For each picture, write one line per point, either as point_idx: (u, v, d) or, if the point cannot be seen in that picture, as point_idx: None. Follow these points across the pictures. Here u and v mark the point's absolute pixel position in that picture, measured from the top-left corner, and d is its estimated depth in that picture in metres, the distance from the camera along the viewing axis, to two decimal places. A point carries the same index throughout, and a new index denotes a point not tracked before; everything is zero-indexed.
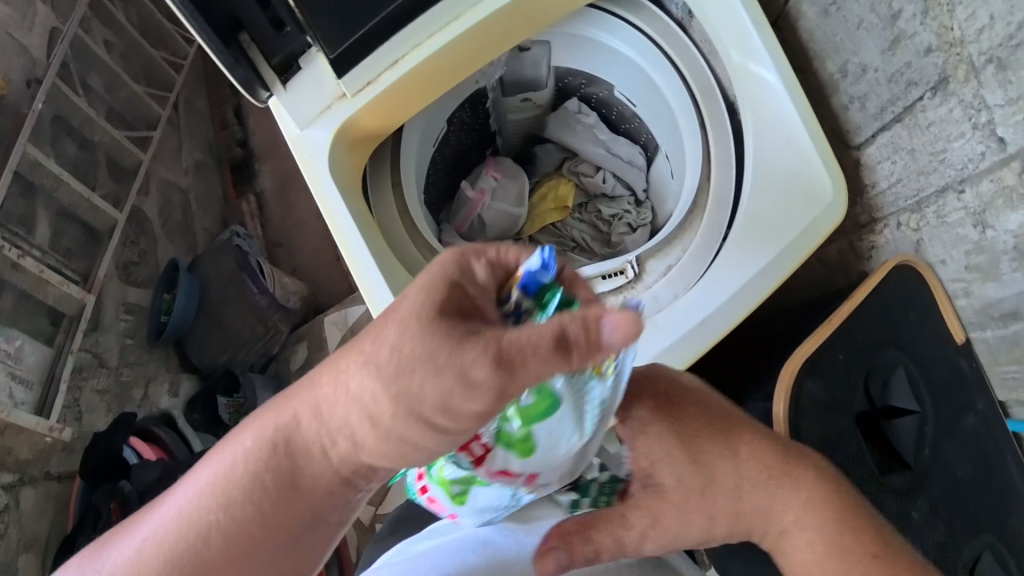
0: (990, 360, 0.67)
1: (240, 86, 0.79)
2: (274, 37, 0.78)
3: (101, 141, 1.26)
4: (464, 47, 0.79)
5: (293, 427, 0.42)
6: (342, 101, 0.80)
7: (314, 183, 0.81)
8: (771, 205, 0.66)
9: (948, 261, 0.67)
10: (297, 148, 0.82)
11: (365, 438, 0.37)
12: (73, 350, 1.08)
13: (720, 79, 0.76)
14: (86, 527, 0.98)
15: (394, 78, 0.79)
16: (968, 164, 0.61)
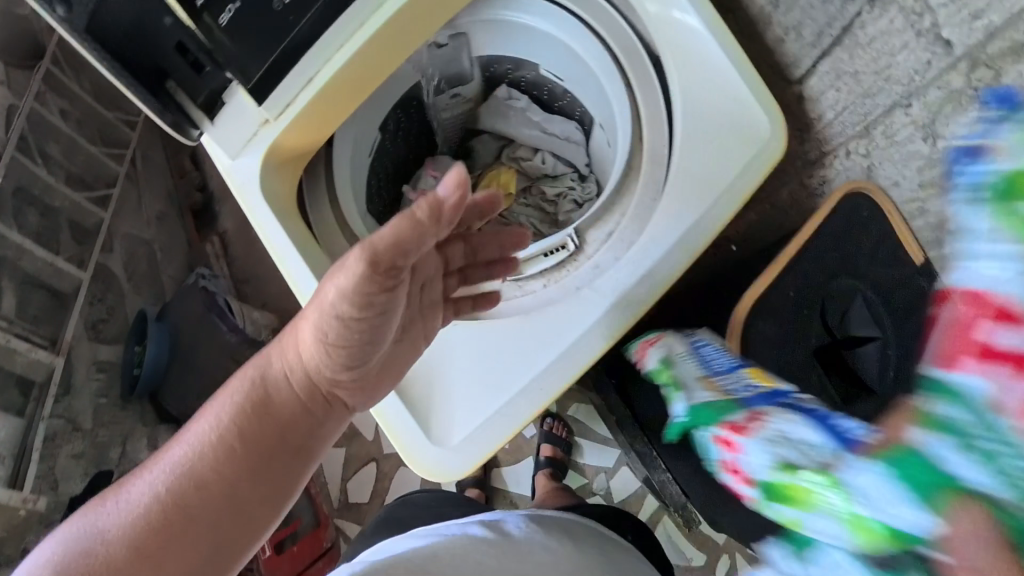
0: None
1: (168, 128, 0.74)
2: (193, 76, 0.70)
3: (63, 207, 1.24)
4: (378, 49, 0.72)
5: (267, 365, 0.61)
6: (266, 126, 0.74)
7: (252, 212, 0.76)
8: (709, 149, 0.63)
9: (901, 180, 0.61)
10: (230, 178, 0.76)
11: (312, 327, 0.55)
12: (45, 418, 1.06)
13: (643, 36, 0.71)
14: None
15: (309, 95, 0.71)
16: (916, 76, 0.55)
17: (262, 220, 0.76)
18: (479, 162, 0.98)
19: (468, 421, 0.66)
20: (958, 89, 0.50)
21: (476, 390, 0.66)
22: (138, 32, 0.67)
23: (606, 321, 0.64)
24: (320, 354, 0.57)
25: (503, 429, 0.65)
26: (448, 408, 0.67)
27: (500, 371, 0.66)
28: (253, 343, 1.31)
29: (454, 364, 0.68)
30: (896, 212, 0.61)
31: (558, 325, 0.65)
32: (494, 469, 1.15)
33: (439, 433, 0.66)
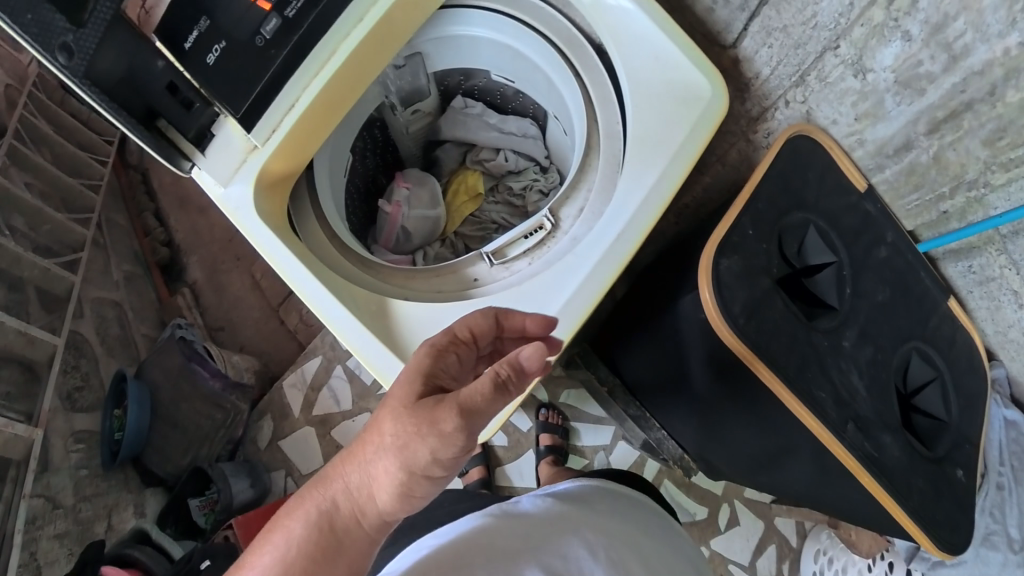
0: (892, 194, 0.74)
1: (159, 158, 0.73)
2: (183, 113, 0.71)
3: (31, 276, 1.23)
4: (350, 70, 0.72)
5: (331, 508, 0.45)
6: (253, 153, 0.74)
7: (250, 234, 0.75)
8: (655, 115, 0.67)
9: (838, 118, 0.69)
10: (224, 205, 0.76)
11: (392, 482, 0.43)
12: (26, 496, 1.00)
13: (580, 27, 0.76)
14: None
15: (293, 120, 0.72)
16: (841, 19, 0.60)
17: (261, 238, 0.74)
18: (445, 169, 0.99)
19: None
20: (880, 23, 0.58)
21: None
22: (133, 78, 0.66)
23: (591, 282, 0.65)
24: (406, 500, 0.44)
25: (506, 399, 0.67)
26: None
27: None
28: (238, 387, 1.26)
29: None
30: (838, 146, 0.71)
31: (546, 293, 0.66)
32: (495, 467, 1.12)
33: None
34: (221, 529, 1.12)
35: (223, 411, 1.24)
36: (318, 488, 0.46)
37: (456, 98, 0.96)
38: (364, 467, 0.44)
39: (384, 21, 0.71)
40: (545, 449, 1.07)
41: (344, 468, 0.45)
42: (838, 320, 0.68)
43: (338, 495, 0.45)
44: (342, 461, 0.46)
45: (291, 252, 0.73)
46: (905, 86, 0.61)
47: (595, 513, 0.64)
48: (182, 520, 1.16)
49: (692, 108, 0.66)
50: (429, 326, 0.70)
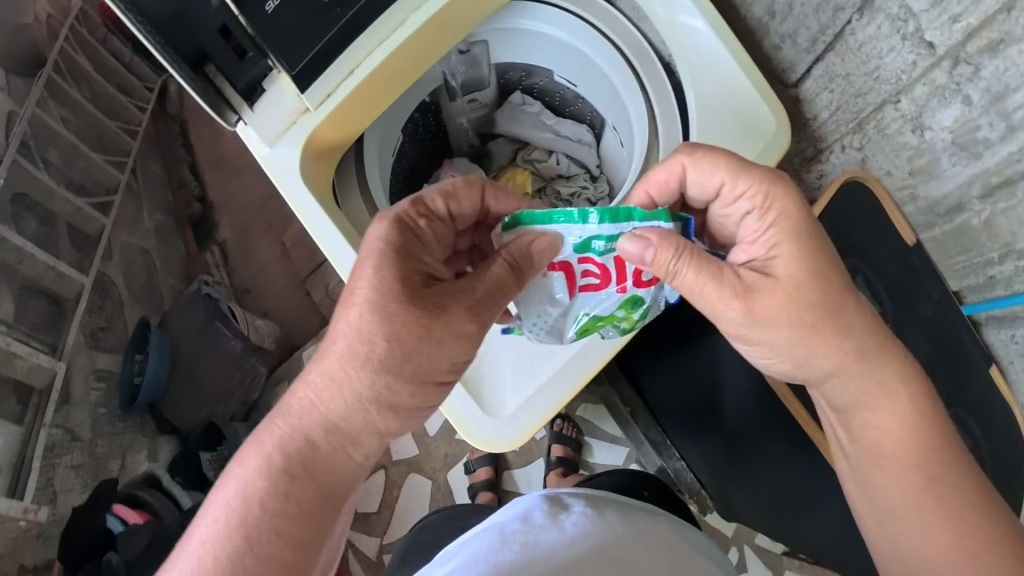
0: (938, 250, 0.74)
1: (207, 108, 0.73)
2: (235, 62, 0.70)
3: (63, 212, 1.26)
4: (415, 45, 0.76)
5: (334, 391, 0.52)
6: (304, 115, 0.75)
7: (289, 197, 0.76)
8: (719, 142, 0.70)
9: (892, 169, 0.73)
10: (267, 166, 0.77)
11: (381, 386, 0.51)
12: (46, 425, 1.03)
13: (651, 40, 0.79)
14: None
15: (351, 86, 0.74)
16: (902, 75, 0.64)
17: (301, 202, 0.76)
18: (495, 163, 1.03)
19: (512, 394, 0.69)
20: (942, 84, 0.60)
21: (518, 365, 0.70)
22: (185, 14, 0.66)
23: None
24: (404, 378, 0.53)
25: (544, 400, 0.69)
26: (496, 381, 0.70)
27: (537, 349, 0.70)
28: (257, 351, 1.31)
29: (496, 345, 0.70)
30: (891, 198, 0.74)
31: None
32: (504, 471, 1.17)
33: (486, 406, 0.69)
34: None
35: (242, 372, 1.30)
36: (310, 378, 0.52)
37: (515, 93, 0.99)
38: (358, 353, 0.51)
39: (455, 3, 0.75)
40: (555, 460, 1.10)
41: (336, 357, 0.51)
42: None
43: (334, 381, 0.52)
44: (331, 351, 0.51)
45: (332, 224, 0.75)
46: (963, 148, 0.62)
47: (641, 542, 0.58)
48: (191, 472, 1.20)
49: (757, 136, 0.69)
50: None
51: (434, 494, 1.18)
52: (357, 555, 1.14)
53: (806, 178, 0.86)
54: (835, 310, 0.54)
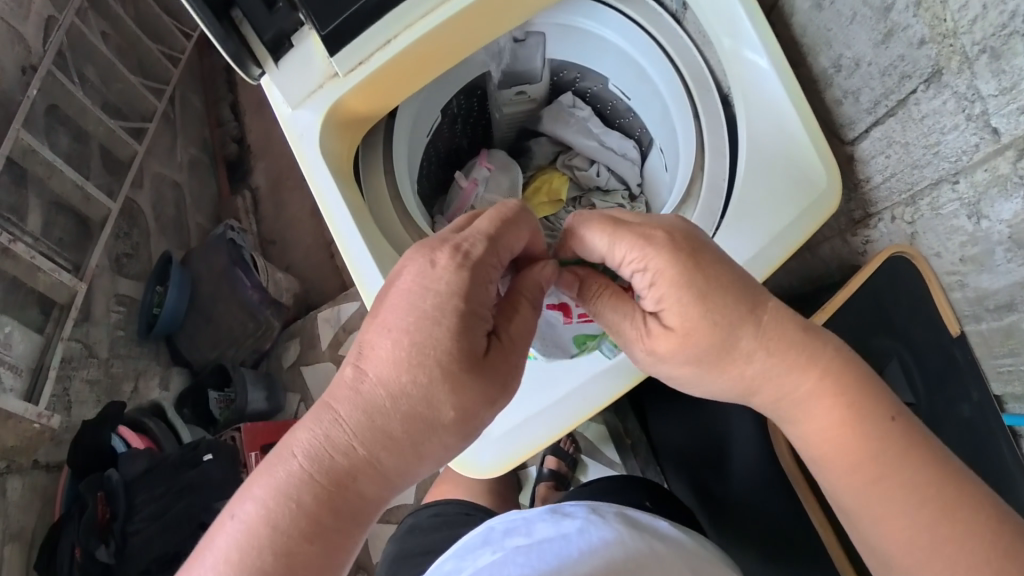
0: (985, 349, 0.72)
1: (230, 61, 0.69)
2: (264, 13, 0.68)
3: (95, 132, 1.33)
4: (462, 25, 0.68)
5: (380, 424, 0.47)
6: (332, 81, 0.69)
7: (306, 169, 0.71)
8: (768, 193, 0.67)
9: (942, 251, 0.71)
10: (288, 128, 0.71)
11: (434, 444, 0.49)
12: (63, 339, 1.08)
13: (713, 68, 0.76)
14: (71, 519, 0.94)
15: (383, 61, 0.68)
16: (962, 155, 0.63)
17: (319, 176, 0.71)
18: (534, 163, 1.02)
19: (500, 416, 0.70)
20: (1003, 174, 0.58)
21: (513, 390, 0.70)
22: None
23: None
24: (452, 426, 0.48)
25: (537, 429, 0.69)
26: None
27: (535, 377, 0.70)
28: (274, 305, 1.39)
29: None
30: (936, 281, 0.73)
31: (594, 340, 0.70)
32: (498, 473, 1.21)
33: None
34: (229, 431, 1.17)
35: (256, 322, 1.36)
36: (353, 401, 0.47)
37: (566, 94, 0.98)
38: (412, 386, 0.46)
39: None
40: (547, 473, 1.14)
41: (389, 390, 0.47)
42: None
43: (383, 414, 0.47)
44: (384, 382, 0.47)
45: (348, 209, 0.72)
46: (1019, 247, 0.60)
47: (644, 537, 0.61)
48: (198, 407, 1.28)
49: (804, 191, 0.66)
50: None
51: (422, 477, 1.24)
52: None
53: (852, 241, 0.86)
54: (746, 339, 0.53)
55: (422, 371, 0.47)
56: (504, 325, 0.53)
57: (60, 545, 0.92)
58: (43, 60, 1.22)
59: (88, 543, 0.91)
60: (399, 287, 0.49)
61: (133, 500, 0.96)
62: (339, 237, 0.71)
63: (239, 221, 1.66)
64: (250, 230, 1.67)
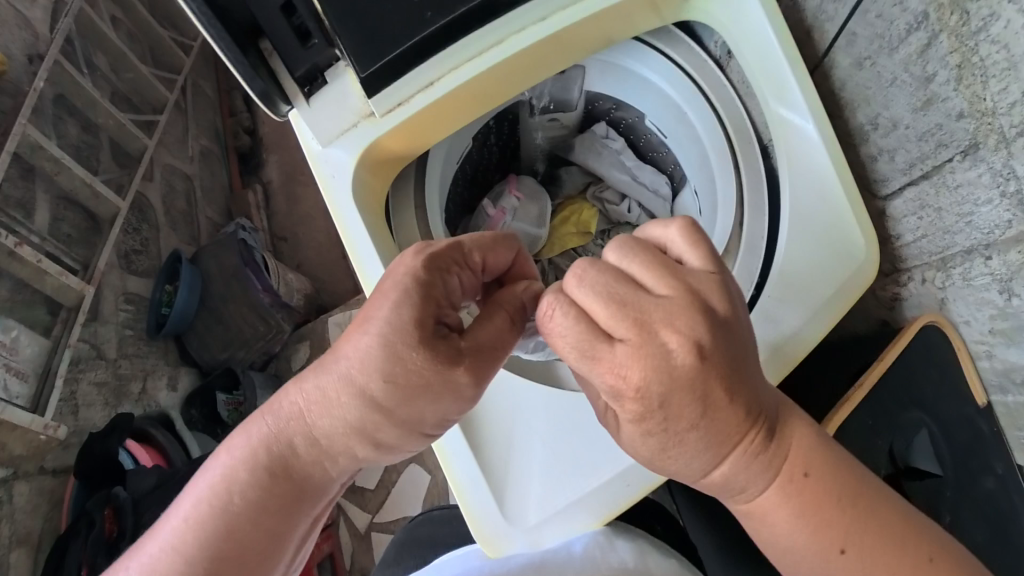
0: (1010, 421, 0.67)
1: (258, 99, 0.66)
2: (297, 48, 0.66)
3: (105, 124, 1.33)
4: (511, 68, 0.70)
5: (331, 392, 0.53)
6: (368, 119, 0.69)
7: (334, 208, 0.70)
8: (808, 256, 0.71)
9: (972, 321, 0.71)
10: (318, 166, 0.70)
11: (369, 420, 0.53)
12: (71, 343, 1.07)
13: (755, 122, 0.80)
14: (76, 536, 0.89)
15: (425, 103, 0.68)
16: (995, 229, 0.65)
17: (348, 217, 0.70)
18: (563, 192, 1.07)
19: (538, 501, 0.64)
20: None
21: (553, 473, 0.64)
22: None
23: None
24: (390, 403, 0.51)
25: (578, 516, 0.63)
26: (522, 482, 0.64)
27: (575, 458, 0.64)
28: (285, 307, 1.42)
29: (531, 437, 0.65)
30: (964, 349, 0.72)
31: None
32: None
33: (508, 508, 0.64)
34: None
35: (267, 325, 1.36)
36: (317, 373, 0.54)
37: (599, 123, 1.00)
38: (356, 364, 0.51)
39: (567, 32, 0.70)
40: None
41: (342, 364, 0.52)
42: None
43: (340, 385, 0.53)
44: (339, 357, 0.53)
45: (377, 252, 0.70)
46: None
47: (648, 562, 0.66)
48: (207, 407, 1.30)
49: (844, 262, 0.70)
50: (508, 402, 0.66)
51: (431, 488, 1.26)
52: (347, 523, 1.28)
53: (880, 295, 0.89)
54: (709, 461, 0.49)
55: (359, 351, 0.51)
56: (472, 332, 0.53)
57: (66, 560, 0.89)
58: (50, 47, 1.20)
59: (95, 559, 0.86)
60: (381, 276, 0.55)
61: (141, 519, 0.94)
62: (366, 276, 0.70)
63: (250, 217, 1.66)
64: (261, 226, 1.68)
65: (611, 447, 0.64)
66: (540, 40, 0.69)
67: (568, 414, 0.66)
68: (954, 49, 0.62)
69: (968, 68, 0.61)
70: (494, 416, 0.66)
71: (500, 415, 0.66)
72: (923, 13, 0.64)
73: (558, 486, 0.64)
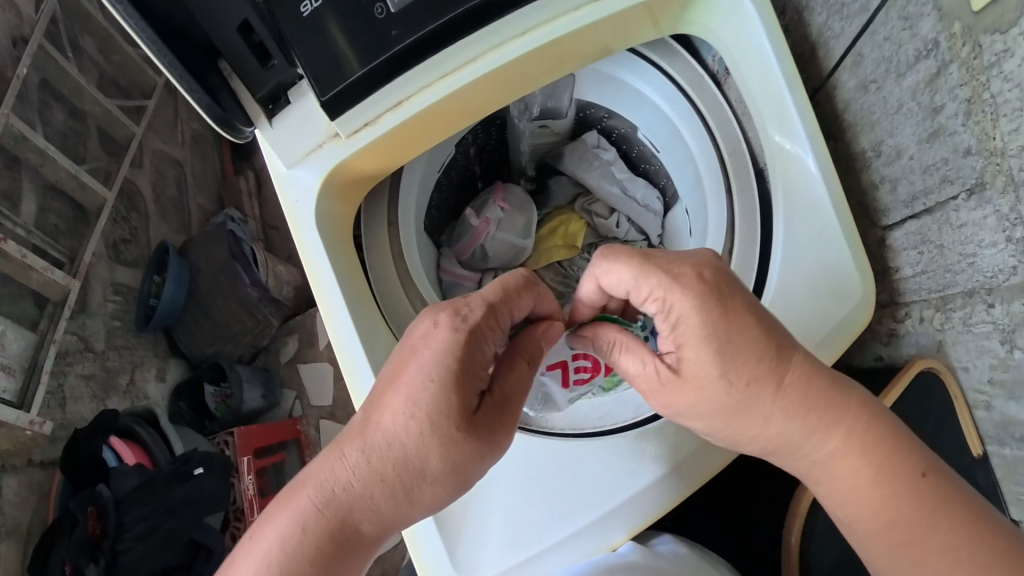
0: (1007, 474, 0.63)
1: (217, 125, 0.66)
2: (258, 70, 0.65)
3: (92, 111, 1.31)
4: (486, 84, 0.67)
5: (380, 471, 0.51)
6: (334, 140, 0.66)
7: (298, 233, 0.68)
8: (799, 296, 0.68)
9: (971, 368, 0.65)
10: (284, 189, 0.68)
11: (426, 492, 0.52)
12: (57, 338, 1.09)
13: (752, 144, 0.75)
14: (61, 533, 0.95)
15: (393, 122, 0.65)
16: (999, 274, 0.59)
17: (309, 241, 0.67)
18: (552, 202, 1.01)
19: (493, 550, 0.63)
20: None
21: (512, 525, 0.64)
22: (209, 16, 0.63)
23: (663, 489, 0.63)
24: (450, 476, 0.52)
25: (539, 569, 0.63)
26: (479, 536, 0.64)
27: (543, 508, 0.64)
28: (274, 301, 1.41)
29: (492, 485, 0.65)
30: (962, 398, 0.67)
31: (609, 474, 0.64)
32: None
33: (460, 559, 0.63)
34: (223, 433, 1.25)
35: (255, 320, 1.37)
36: (357, 451, 0.52)
37: (591, 131, 0.96)
38: (410, 442, 0.51)
39: (547, 48, 0.66)
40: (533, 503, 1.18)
41: (392, 442, 0.51)
42: (812, 517, 0.76)
43: (389, 464, 0.51)
44: (387, 435, 0.51)
45: (338, 282, 0.68)
46: None
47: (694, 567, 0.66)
48: (196, 399, 1.33)
49: (838, 305, 0.67)
50: None
51: None
52: None
53: (877, 329, 0.84)
54: (768, 381, 0.53)
55: (412, 429, 0.50)
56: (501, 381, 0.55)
57: (51, 561, 0.94)
58: (34, 31, 1.17)
59: (79, 560, 0.93)
60: (405, 347, 0.53)
61: (123, 520, 0.98)
62: (325, 304, 0.68)
63: (241, 205, 1.65)
64: (253, 215, 1.67)
65: (579, 501, 0.64)
66: (521, 56, 0.65)
67: (534, 465, 0.65)
68: (965, 82, 0.56)
69: (978, 103, 0.55)
70: None
71: None
72: (934, 39, 0.58)
73: (516, 539, 0.63)
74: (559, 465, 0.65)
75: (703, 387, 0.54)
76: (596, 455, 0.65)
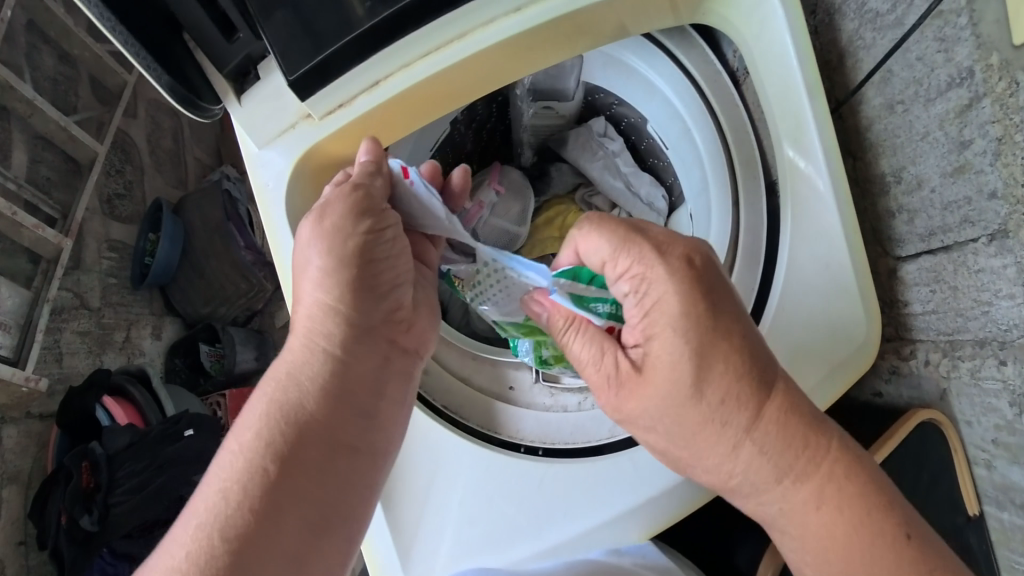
0: (1002, 540, 0.63)
1: (184, 107, 0.64)
2: (223, 43, 0.63)
3: (83, 56, 1.26)
4: (473, 68, 0.63)
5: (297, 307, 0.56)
6: (307, 121, 0.64)
7: (269, 220, 0.66)
8: (795, 326, 0.65)
9: (974, 424, 0.64)
10: (256, 172, 0.65)
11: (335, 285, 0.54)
12: (49, 298, 1.10)
13: (765, 154, 0.70)
14: (57, 484, 1.01)
15: (370, 104, 0.62)
16: (1012, 329, 0.56)
17: (283, 230, 0.66)
18: (550, 189, 0.97)
19: (444, 555, 0.65)
20: None
21: (466, 535, 0.65)
22: None
23: (624, 519, 0.64)
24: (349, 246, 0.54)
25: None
26: (432, 541, 0.66)
27: (499, 524, 0.65)
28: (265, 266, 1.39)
29: (450, 494, 0.66)
30: (963, 453, 0.66)
31: (562, 499, 0.65)
32: None
33: (410, 561, 0.66)
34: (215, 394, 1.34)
35: (248, 283, 1.36)
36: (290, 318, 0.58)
37: (599, 118, 0.90)
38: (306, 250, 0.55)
39: (544, 31, 0.61)
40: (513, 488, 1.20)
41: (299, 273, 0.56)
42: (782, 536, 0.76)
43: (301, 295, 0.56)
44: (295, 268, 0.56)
45: None
46: None
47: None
48: (192, 358, 1.37)
49: (833, 337, 0.64)
50: (432, 459, 0.67)
51: None
52: None
53: (879, 363, 0.80)
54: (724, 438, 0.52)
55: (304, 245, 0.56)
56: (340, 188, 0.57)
57: (48, 508, 1.00)
58: None
59: (73, 510, 0.99)
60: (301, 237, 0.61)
61: (114, 475, 1.03)
62: None
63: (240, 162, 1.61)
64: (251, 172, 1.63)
65: (531, 522, 0.65)
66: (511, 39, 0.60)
67: (491, 482, 0.66)
68: (996, 119, 0.51)
69: (1009, 144, 0.50)
70: (419, 469, 0.67)
71: (421, 471, 0.67)
72: (969, 68, 0.52)
73: (466, 551, 0.65)
74: (522, 484, 0.66)
75: (676, 411, 0.52)
76: (556, 477, 0.66)
